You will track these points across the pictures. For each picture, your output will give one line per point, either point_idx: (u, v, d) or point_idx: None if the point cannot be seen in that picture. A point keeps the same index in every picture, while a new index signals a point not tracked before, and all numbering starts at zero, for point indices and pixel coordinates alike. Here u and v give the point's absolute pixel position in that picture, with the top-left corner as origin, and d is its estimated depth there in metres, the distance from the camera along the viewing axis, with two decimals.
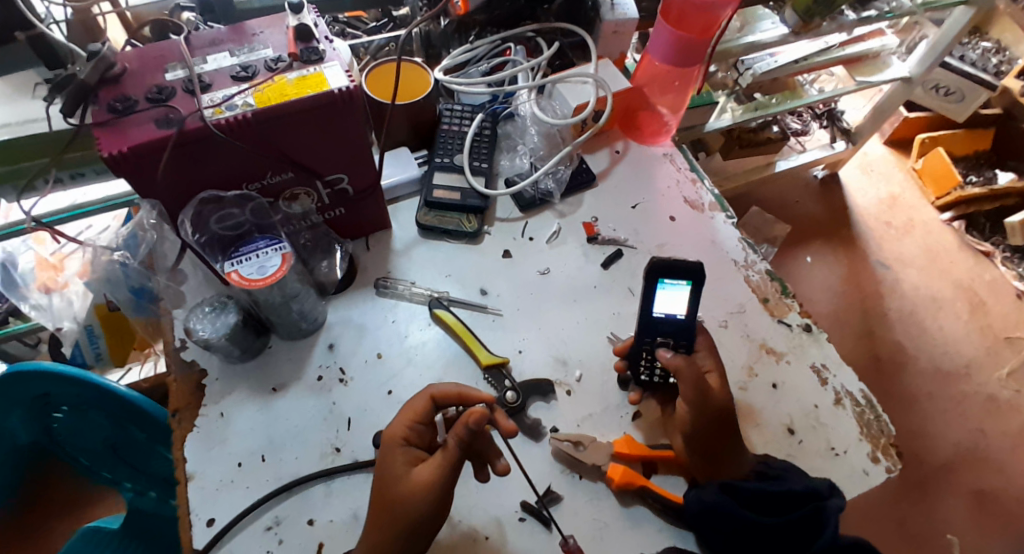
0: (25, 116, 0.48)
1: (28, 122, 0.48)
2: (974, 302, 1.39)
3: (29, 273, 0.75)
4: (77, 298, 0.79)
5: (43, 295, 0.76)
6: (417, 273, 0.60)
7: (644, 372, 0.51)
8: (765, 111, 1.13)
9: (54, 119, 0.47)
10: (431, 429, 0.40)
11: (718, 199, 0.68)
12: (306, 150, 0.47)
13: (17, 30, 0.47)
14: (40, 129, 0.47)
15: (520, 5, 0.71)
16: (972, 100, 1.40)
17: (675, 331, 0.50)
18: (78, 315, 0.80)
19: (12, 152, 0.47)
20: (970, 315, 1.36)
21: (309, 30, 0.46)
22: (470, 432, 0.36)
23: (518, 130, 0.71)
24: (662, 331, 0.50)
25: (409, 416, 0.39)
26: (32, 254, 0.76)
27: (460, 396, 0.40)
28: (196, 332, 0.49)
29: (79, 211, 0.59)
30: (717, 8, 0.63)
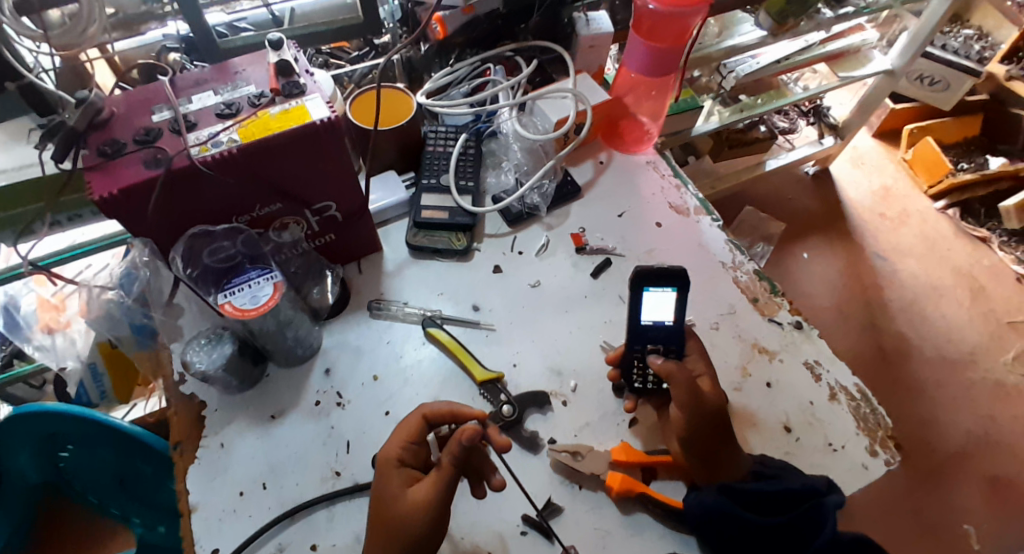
0: (21, 162, 0.50)
1: (24, 168, 0.49)
2: (974, 288, 1.39)
3: (32, 314, 0.76)
4: (79, 338, 0.80)
5: (46, 336, 0.77)
6: (410, 293, 0.61)
7: (637, 379, 0.51)
8: (751, 111, 1.14)
9: (47, 164, 0.48)
10: (427, 448, 0.41)
11: (703, 202, 0.69)
12: (292, 181, 0.48)
13: (10, 79, 0.49)
14: (35, 174, 0.48)
15: (497, 25, 0.73)
16: (957, 87, 1.41)
17: (665, 336, 0.51)
18: (82, 353, 0.81)
19: (8, 197, 0.49)
20: (971, 302, 1.36)
21: (290, 66, 0.47)
22: (464, 449, 0.36)
23: (502, 147, 0.72)
24: (652, 337, 0.51)
25: (404, 436, 0.40)
26: (34, 296, 0.76)
27: (453, 414, 0.41)
28: (193, 364, 0.50)
29: (76, 251, 0.61)
30: (687, 16, 0.63)
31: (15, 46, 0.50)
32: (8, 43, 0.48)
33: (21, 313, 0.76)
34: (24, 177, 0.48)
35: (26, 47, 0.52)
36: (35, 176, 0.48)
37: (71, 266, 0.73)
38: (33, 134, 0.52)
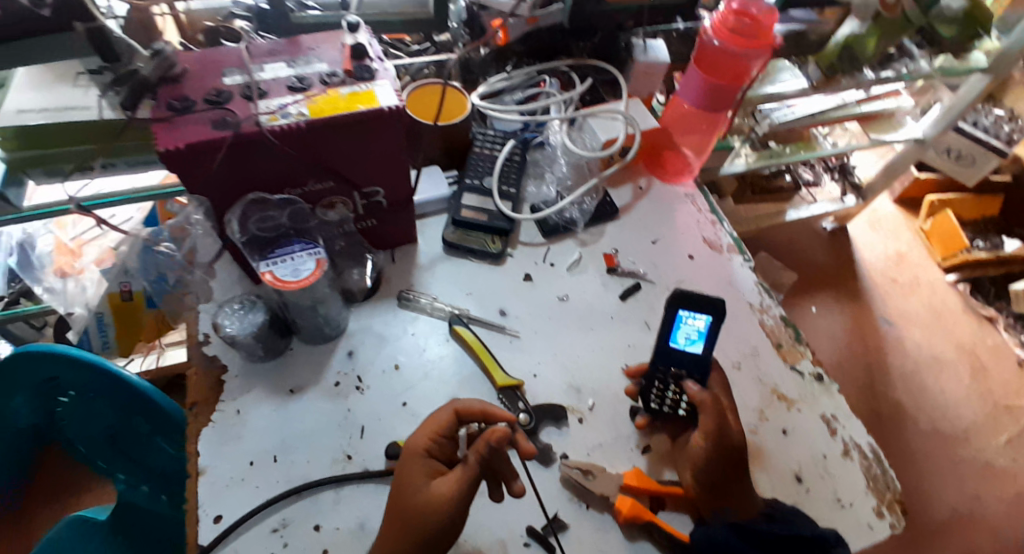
0: (67, 102, 0.51)
1: (70, 110, 0.50)
2: (975, 365, 1.39)
3: (47, 256, 0.79)
4: (90, 286, 0.82)
5: (57, 280, 0.79)
6: (439, 289, 0.61)
7: (655, 401, 0.51)
8: (778, 159, 1.16)
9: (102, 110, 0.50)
10: (452, 444, 0.41)
11: (737, 241, 0.69)
12: (348, 162, 0.49)
13: (77, 20, 0.45)
14: (75, 116, 0.49)
15: (556, 38, 0.74)
16: (983, 165, 1.42)
17: (690, 362, 0.51)
18: (89, 302, 0.83)
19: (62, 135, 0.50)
20: (971, 378, 1.36)
21: (364, 49, 0.48)
22: (491, 450, 0.37)
23: (547, 159, 0.72)
24: (677, 361, 0.51)
25: (432, 428, 0.40)
26: (51, 238, 0.79)
27: (483, 413, 0.41)
28: (224, 328, 0.50)
29: (108, 200, 0.62)
30: (749, 59, 0.64)
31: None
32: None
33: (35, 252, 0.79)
34: (66, 118, 0.49)
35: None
36: (77, 118, 0.49)
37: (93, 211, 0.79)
38: (81, 78, 0.54)
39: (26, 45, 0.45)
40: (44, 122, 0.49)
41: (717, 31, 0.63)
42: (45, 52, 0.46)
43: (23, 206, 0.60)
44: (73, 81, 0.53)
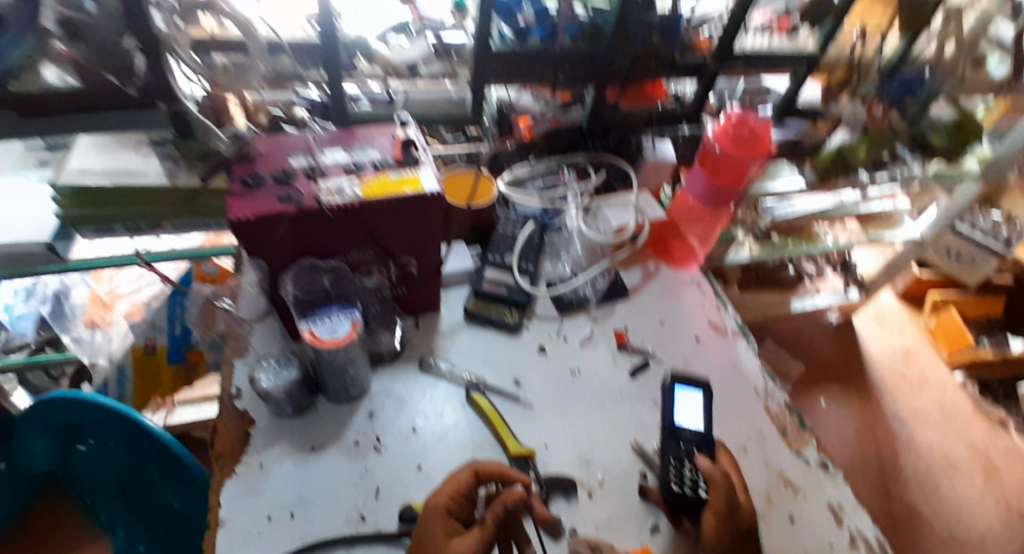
0: (127, 168, 0.64)
1: (129, 175, 0.63)
2: (988, 468, 1.35)
3: (81, 309, 0.95)
4: (115, 337, 0.97)
5: (87, 331, 0.95)
6: (459, 357, 0.64)
7: (675, 482, 0.51)
8: (781, 252, 1.22)
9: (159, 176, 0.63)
10: (469, 505, 0.43)
11: (742, 326, 0.73)
12: (390, 236, 0.55)
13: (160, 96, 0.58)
14: (137, 182, 0.63)
15: (575, 137, 0.82)
16: (983, 265, 1.47)
17: (696, 438, 0.55)
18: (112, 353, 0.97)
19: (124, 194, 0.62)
20: (984, 482, 1.32)
21: (412, 141, 0.56)
22: (507, 512, 0.40)
23: (564, 241, 0.78)
24: (685, 437, 0.55)
25: (453, 486, 0.42)
26: (88, 292, 0.97)
27: (501, 474, 0.44)
28: (260, 382, 0.53)
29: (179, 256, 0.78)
30: (748, 163, 0.72)
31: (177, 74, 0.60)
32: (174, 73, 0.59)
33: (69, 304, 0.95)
34: (131, 183, 0.62)
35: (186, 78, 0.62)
36: (140, 183, 0.63)
37: (132, 271, 1.00)
38: (140, 145, 0.67)
39: (114, 112, 0.58)
40: (105, 184, 0.62)
41: (720, 138, 0.71)
42: (118, 123, 0.60)
43: (68, 258, 0.73)
44: (135, 148, 0.67)
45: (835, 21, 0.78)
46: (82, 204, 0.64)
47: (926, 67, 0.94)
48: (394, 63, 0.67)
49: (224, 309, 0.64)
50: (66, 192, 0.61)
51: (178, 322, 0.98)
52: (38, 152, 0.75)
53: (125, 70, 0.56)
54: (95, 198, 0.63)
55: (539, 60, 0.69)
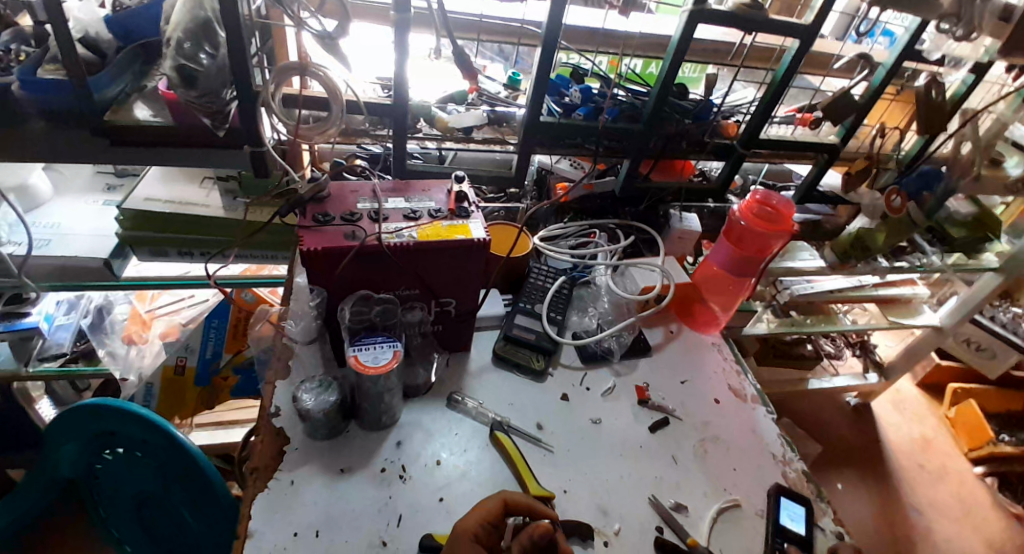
0: (189, 199, 0.77)
1: (189, 205, 0.76)
2: None
3: (119, 324, 0.99)
4: (149, 355, 1.00)
5: (123, 345, 0.98)
6: (485, 397, 0.67)
7: None
8: (800, 327, 1.24)
9: (215, 210, 0.76)
10: (496, 532, 0.47)
11: (760, 393, 0.75)
12: (436, 277, 0.60)
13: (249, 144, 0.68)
14: (199, 212, 0.75)
15: (607, 204, 0.90)
16: (1004, 358, 1.46)
17: (799, 540, 0.56)
18: (142, 371, 0.99)
19: (182, 221, 0.75)
20: None
21: (466, 196, 0.62)
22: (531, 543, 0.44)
23: (592, 295, 0.83)
24: (789, 537, 0.57)
25: (484, 513, 0.46)
26: (129, 309, 1.01)
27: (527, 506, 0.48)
28: (301, 401, 0.56)
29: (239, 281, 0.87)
30: (771, 238, 0.76)
31: (265, 123, 0.70)
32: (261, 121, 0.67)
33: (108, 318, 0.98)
34: (190, 212, 0.75)
35: (271, 126, 0.70)
36: (198, 213, 0.75)
37: (175, 292, 1.06)
38: (205, 182, 0.81)
39: (186, 148, 0.68)
40: (168, 211, 0.74)
41: (744, 213, 0.76)
42: (198, 159, 0.69)
43: (120, 275, 0.78)
44: (200, 184, 0.80)
45: (855, 119, 0.84)
46: (144, 227, 0.75)
47: (942, 163, 1.00)
48: (450, 126, 0.72)
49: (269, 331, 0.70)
50: (130, 215, 0.73)
51: (211, 346, 1.01)
52: (106, 177, 0.87)
53: (219, 114, 0.64)
54: (156, 222, 0.75)
55: (582, 135, 0.76)
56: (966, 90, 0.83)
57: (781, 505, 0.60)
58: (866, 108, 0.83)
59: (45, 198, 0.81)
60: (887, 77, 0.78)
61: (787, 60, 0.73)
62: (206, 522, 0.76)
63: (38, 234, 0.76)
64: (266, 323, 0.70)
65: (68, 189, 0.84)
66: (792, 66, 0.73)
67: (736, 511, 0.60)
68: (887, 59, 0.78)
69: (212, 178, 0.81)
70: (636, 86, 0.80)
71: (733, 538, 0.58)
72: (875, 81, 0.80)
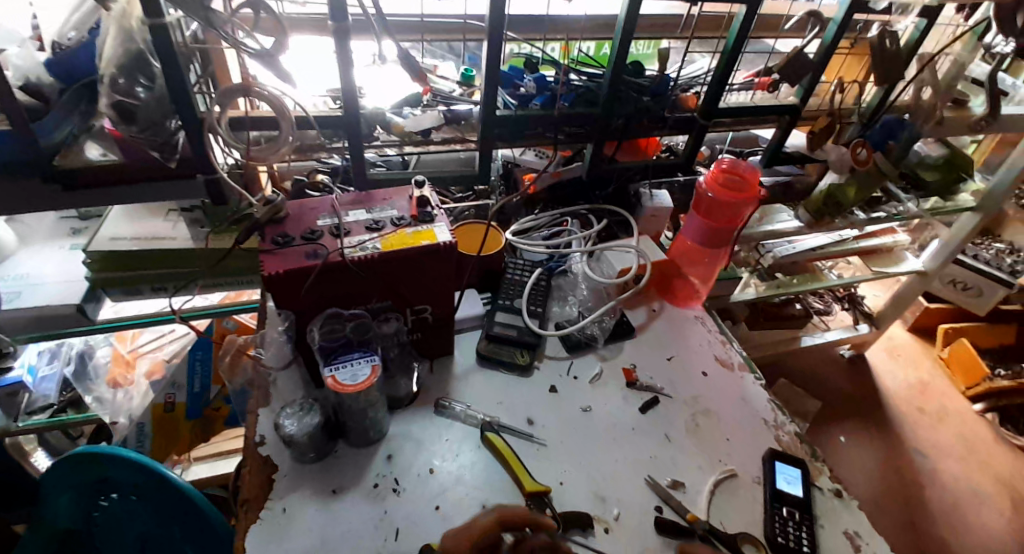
0: (156, 233, 0.75)
1: (156, 239, 0.74)
2: (1017, 500, 1.32)
3: (103, 368, 0.97)
4: (137, 396, 0.99)
5: (110, 391, 0.97)
6: (473, 399, 0.67)
7: (780, 534, 0.55)
8: (785, 289, 1.24)
9: (181, 241, 0.74)
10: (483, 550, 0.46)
11: (747, 360, 0.75)
12: (406, 286, 0.59)
13: (204, 173, 0.67)
14: (167, 245, 0.73)
15: (577, 190, 0.89)
16: (990, 296, 1.48)
17: (798, 503, 0.57)
18: (132, 412, 0.99)
19: (150, 256, 0.73)
20: (1014, 514, 1.29)
21: (427, 199, 0.61)
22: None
23: (570, 283, 0.82)
24: (787, 501, 0.57)
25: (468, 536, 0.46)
26: (110, 349, 0.99)
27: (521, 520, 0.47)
28: (284, 427, 0.56)
29: (204, 312, 0.85)
30: (739, 206, 0.76)
31: (216, 149, 0.68)
32: (214, 149, 0.66)
33: (92, 363, 0.96)
34: (158, 246, 0.73)
35: (225, 152, 0.69)
36: (169, 246, 0.73)
37: (155, 329, 1.04)
38: (170, 214, 0.79)
39: (142, 184, 0.67)
40: (134, 247, 0.72)
41: (710, 184, 0.76)
42: (154, 194, 0.67)
43: (96, 319, 0.77)
44: (165, 217, 0.78)
45: (813, 76, 0.84)
46: (110, 268, 0.73)
47: (904, 111, 1.00)
48: (408, 129, 0.72)
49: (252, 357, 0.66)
50: (98, 255, 0.71)
51: (199, 380, 1.02)
52: (70, 222, 0.85)
53: (167, 145, 0.63)
54: (123, 261, 0.73)
55: (541, 124, 0.75)
56: (920, 35, 0.84)
57: (776, 470, 0.60)
58: (822, 65, 0.82)
59: (10, 250, 0.78)
60: (840, 31, 0.78)
61: (737, 26, 0.73)
62: None
63: (5, 288, 0.74)
64: (238, 355, 0.67)
65: (33, 239, 0.81)
66: (743, 29, 0.72)
67: (733, 481, 0.61)
68: (838, 14, 0.78)
69: (177, 209, 0.79)
70: (591, 69, 0.79)
71: (732, 508, 0.58)
72: (828, 37, 0.80)
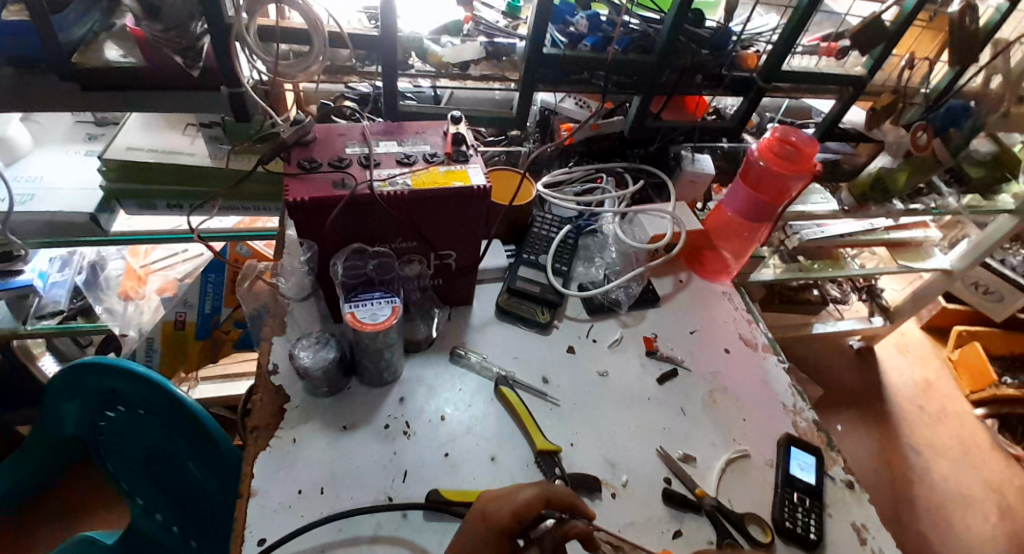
0: (173, 147, 0.72)
1: (174, 153, 0.71)
2: (1002, 505, 1.33)
3: (115, 280, 0.95)
4: (148, 310, 0.97)
5: (121, 302, 0.94)
6: (489, 350, 0.65)
7: (788, 519, 0.54)
8: (807, 273, 1.20)
9: (199, 158, 0.71)
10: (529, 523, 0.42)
11: (772, 342, 0.73)
12: (433, 228, 0.56)
13: (228, 86, 0.63)
14: (185, 161, 0.70)
15: (614, 146, 0.85)
16: (1010, 301, 1.42)
17: (808, 490, 0.56)
18: (143, 326, 0.96)
19: (166, 170, 0.70)
20: (998, 518, 1.31)
21: (463, 137, 0.57)
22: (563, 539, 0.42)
23: (598, 244, 0.80)
24: (798, 487, 0.57)
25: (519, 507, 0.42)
26: (122, 262, 0.96)
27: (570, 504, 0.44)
28: (299, 358, 0.54)
29: (221, 234, 0.83)
30: (791, 179, 0.72)
31: (243, 62, 0.64)
32: (239, 60, 0.62)
33: (104, 275, 0.94)
34: (175, 160, 0.70)
35: (250, 67, 0.65)
36: (185, 161, 0.70)
37: (167, 247, 1.01)
38: (188, 128, 0.75)
39: (161, 92, 0.62)
40: (153, 161, 0.69)
41: (763, 153, 0.71)
42: (173, 102, 0.63)
43: (109, 230, 0.75)
44: (183, 131, 0.75)
45: (885, 47, 0.77)
46: (124, 178, 0.70)
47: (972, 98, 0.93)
48: (445, 61, 0.67)
49: (267, 285, 0.65)
50: (113, 165, 0.68)
51: (210, 302, 0.99)
52: (86, 127, 0.82)
53: (190, 50, 0.59)
54: (139, 172, 0.70)
55: (589, 68, 0.69)
56: (1000, 19, 0.75)
57: (791, 455, 0.60)
58: (897, 36, 0.74)
59: (25, 151, 0.76)
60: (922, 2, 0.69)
61: None
62: (215, 478, 0.73)
63: (18, 189, 0.71)
64: (258, 281, 0.67)
65: (47, 139, 0.79)
66: None
67: (744, 461, 0.60)
68: None
69: (196, 124, 0.75)
70: (649, 13, 0.73)
71: (741, 488, 0.57)
72: (908, 7, 0.71)
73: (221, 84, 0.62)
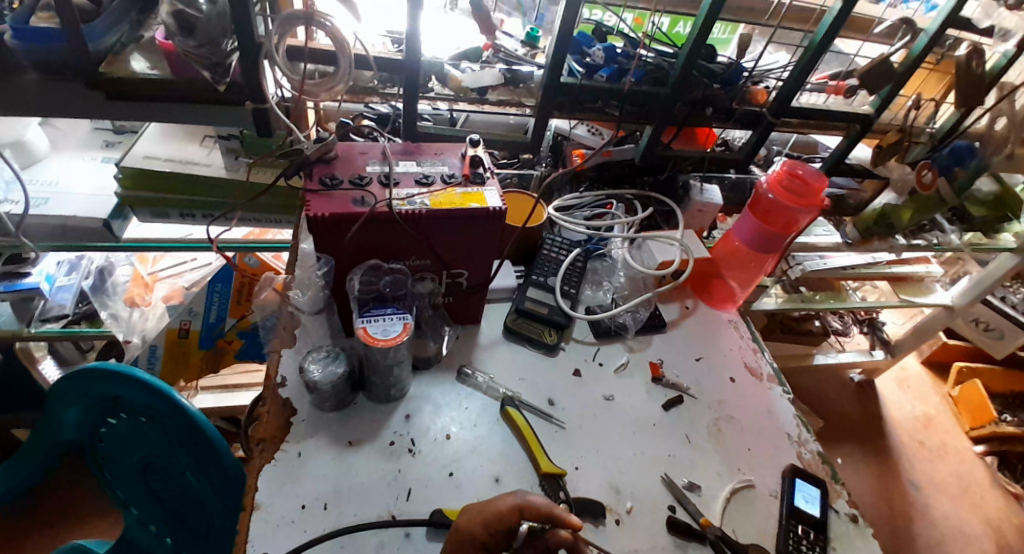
0: (189, 158, 0.73)
1: (190, 164, 0.72)
2: (1003, 545, 1.31)
3: (122, 286, 0.95)
4: (152, 317, 0.97)
5: (126, 308, 0.94)
6: (496, 370, 0.65)
7: (792, 552, 0.54)
8: (809, 304, 1.21)
9: (216, 170, 0.72)
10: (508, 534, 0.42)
11: (777, 372, 0.73)
12: (447, 247, 0.57)
13: (253, 102, 0.64)
14: (199, 171, 0.72)
15: (624, 174, 0.87)
16: (1011, 339, 1.43)
17: (813, 523, 0.56)
18: (146, 333, 0.97)
19: (181, 180, 0.72)
20: None
21: (481, 160, 0.58)
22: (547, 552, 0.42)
23: (606, 269, 0.81)
24: (803, 520, 0.56)
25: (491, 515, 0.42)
26: (130, 268, 0.97)
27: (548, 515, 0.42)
28: (309, 372, 0.55)
29: (241, 244, 0.84)
30: (800, 213, 0.73)
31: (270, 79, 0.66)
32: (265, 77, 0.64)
33: (111, 280, 0.94)
34: (192, 171, 0.71)
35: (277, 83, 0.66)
36: (200, 172, 0.71)
37: (177, 255, 1.01)
38: (206, 140, 0.77)
39: (186, 105, 0.64)
40: (168, 170, 0.71)
41: (772, 185, 0.72)
42: (196, 115, 0.65)
43: (121, 236, 0.75)
44: (200, 142, 0.76)
45: (892, 88, 0.79)
46: (143, 187, 0.72)
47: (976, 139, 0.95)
48: (465, 85, 0.68)
49: (279, 297, 0.66)
50: (129, 173, 0.69)
51: (215, 311, 0.99)
52: (104, 134, 0.84)
53: (219, 67, 0.59)
54: (156, 181, 0.71)
55: (603, 98, 0.71)
56: (1006, 63, 0.77)
57: (795, 487, 0.59)
58: (905, 77, 0.77)
59: (42, 155, 0.77)
60: (930, 45, 0.72)
61: (826, 24, 0.68)
62: (213, 490, 0.73)
63: (34, 193, 0.73)
64: (269, 293, 0.68)
65: (66, 145, 0.80)
66: (833, 27, 0.67)
67: (749, 492, 0.59)
68: (931, 25, 0.72)
69: (214, 136, 0.77)
70: (663, 47, 0.75)
71: (745, 519, 0.57)
72: (915, 49, 0.74)
73: (245, 99, 0.64)
